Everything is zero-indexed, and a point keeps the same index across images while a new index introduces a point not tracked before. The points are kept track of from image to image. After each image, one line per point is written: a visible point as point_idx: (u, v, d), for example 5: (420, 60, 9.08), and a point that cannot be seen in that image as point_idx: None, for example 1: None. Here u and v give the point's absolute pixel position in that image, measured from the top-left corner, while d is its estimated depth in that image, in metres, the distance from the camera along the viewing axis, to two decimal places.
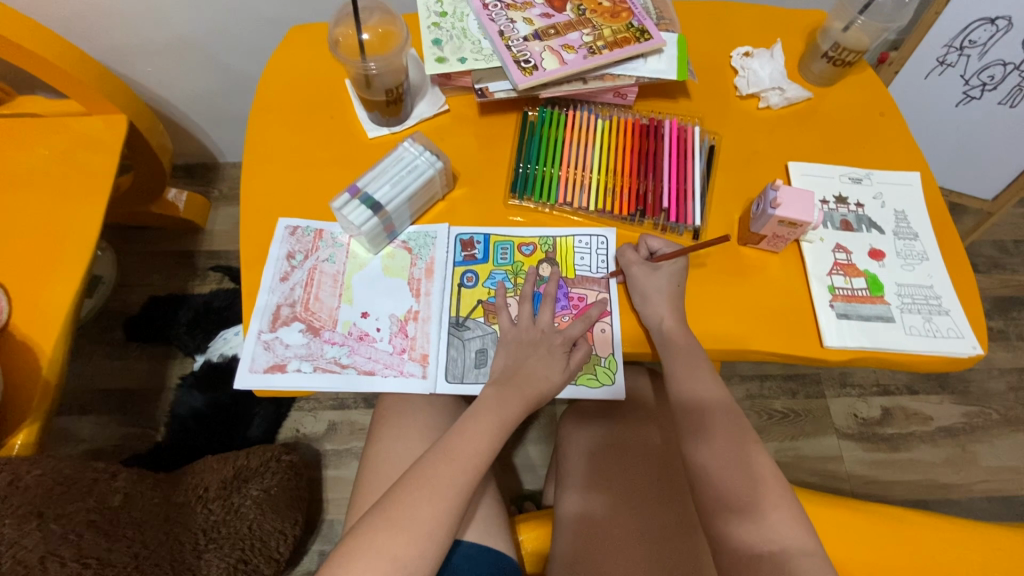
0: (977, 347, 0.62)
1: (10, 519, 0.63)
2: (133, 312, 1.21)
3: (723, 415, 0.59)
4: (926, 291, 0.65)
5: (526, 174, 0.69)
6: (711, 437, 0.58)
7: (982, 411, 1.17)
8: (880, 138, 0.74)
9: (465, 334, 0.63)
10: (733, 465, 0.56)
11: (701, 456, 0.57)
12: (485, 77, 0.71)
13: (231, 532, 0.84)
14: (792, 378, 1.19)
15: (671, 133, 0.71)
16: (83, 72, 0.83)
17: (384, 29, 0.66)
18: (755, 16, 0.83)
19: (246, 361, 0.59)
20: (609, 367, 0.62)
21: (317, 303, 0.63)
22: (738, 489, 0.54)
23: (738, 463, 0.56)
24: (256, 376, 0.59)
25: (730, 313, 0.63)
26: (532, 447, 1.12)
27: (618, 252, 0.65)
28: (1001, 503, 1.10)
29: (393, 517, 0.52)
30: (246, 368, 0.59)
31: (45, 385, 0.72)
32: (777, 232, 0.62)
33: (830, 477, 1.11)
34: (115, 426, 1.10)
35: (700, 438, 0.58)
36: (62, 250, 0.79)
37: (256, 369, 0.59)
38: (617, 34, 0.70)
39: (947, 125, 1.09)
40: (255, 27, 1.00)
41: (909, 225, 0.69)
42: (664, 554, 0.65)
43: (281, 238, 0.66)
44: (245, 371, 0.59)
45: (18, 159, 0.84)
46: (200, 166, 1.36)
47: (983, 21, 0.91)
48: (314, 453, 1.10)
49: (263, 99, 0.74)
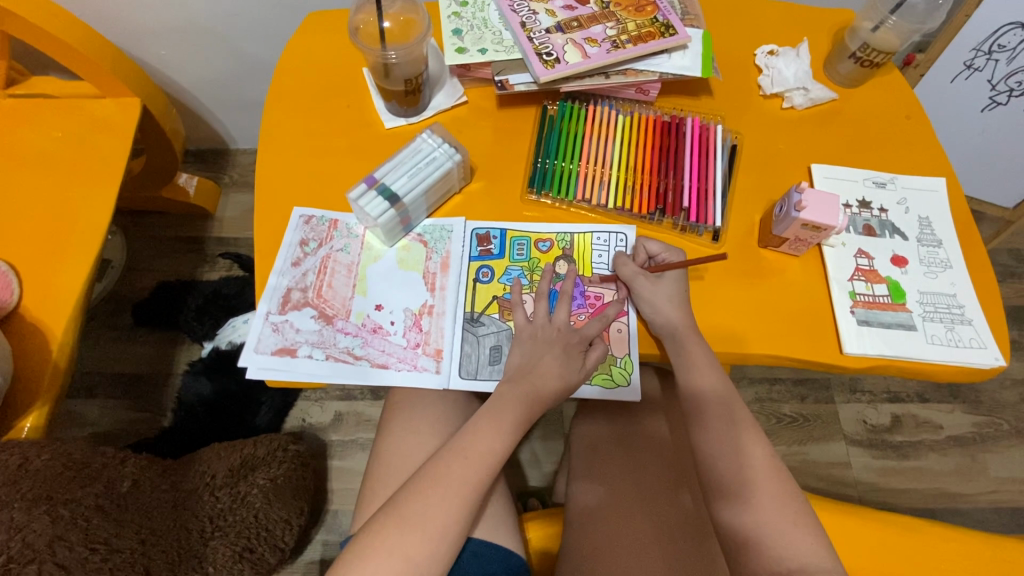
0: (998, 359, 0.61)
1: (18, 504, 0.61)
2: (141, 297, 1.20)
3: (717, 407, 0.59)
4: (949, 300, 0.63)
5: (544, 169, 0.68)
6: (717, 431, 0.58)
7: (993, 421, 1.16)
8: (905, 141, 0.73)
9: (479, 330, 0.62)
10: (740, 461, 0.56)
11: (701, 446, 0.59)
12: (506, 69, 0.69)
13: (237, 520, 0.84)
14: (802, 382, 1.19)
15: (693, 131, 0.70)
16: (99, 54, 0.83)
17: (405, 17, 0.64)
18: (781, 14, 0.81)
19: (254, 341, 0.59)
20: (625, 368, 0.61)
21: (330, 291, 0.62)
22: (744, 485, 0.55)
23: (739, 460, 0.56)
24: (262, 358, 0.58)
25: (748, 315, 0.62)
26: (537, 443, 1.11)
27: (614, 262, 0.63)
28: (1009, 515, 1.09)
29: (406, 514, 0.51)
30: (253, 348, 0.58)
31: (55, 369, 0.72)
32: (800, 235, 0.61)
33: (837, 482, 1.11)
34: (123, 410, 1.10)
35: (709, 433, 0.59)
36: (74, 232, 0.79)
37: (263, 350, 0.58)
38: (641, 28, 0.69)
39: (971, 131, 1.07)
40: (271, 13, 0.99)
41: (933, 232, 0.67)
42: (674, 557, 0.64)
43: (295, 226, 0.65)
44: (253, 352, 0.58)
45: (31, 140, 0.84)
46: (211, 152, 1.36)
47: (1014, 25, 0.90)
48: (320, 443, 1.10)
49: (280, 85, 0.74)
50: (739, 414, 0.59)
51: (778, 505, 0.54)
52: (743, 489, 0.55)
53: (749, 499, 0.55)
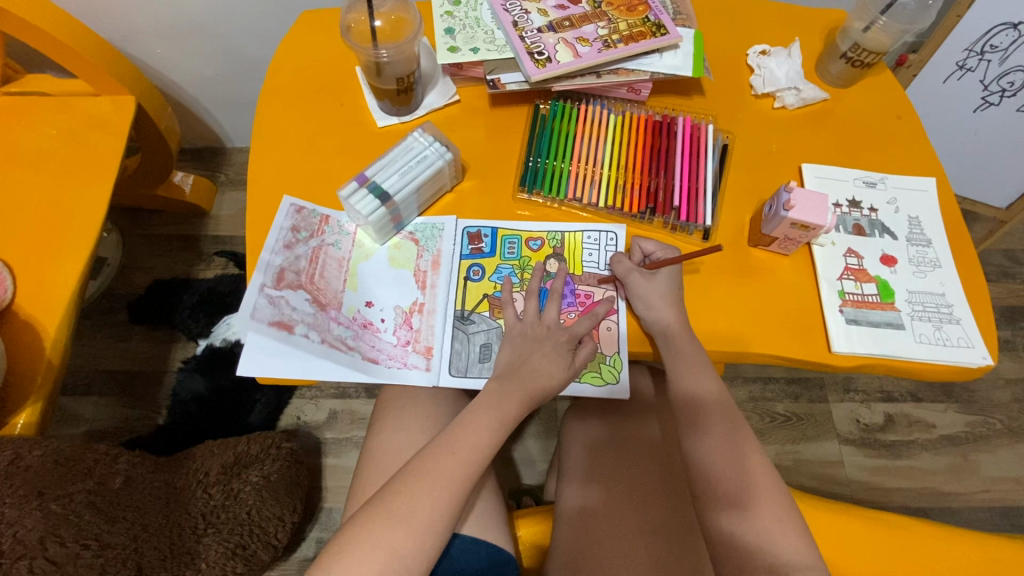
0: (987, 357, 0.61)
1: (10, 499, 0.61)
2: (137, 295, 1.21)
3: (715, 408, 0.60)
4: (938, 299, 0.64)
5: (535, 168, 0.68)
6: (706, 428, 0.59)
7: (985, 421, 1.16)
8: (895, 141, 0.73)
9: (470, 328, 0.62)
10: (728, 457, 0.57)
11: (693, 444, 0.59)
12: (498, 68, 0.70)
13: (231, 517, 0.84)
14: (795, 381, 1.19)
15: (684, 131, 0.70)
16: (94, 53, 0.83)
17: (396, 16, 0.64)
18: (774, 15, 0.81)
19: (248, 309, 0.58)
20: (613, 365, 0.61)
21: (322, 280, 0.62)
22: (730, 481, 0.56)
23: (731, 458, 0.57)
24: (258, 326, 0.57)
25: (737, 314, 0.62)
26: (531, 441, 1.12)
27: (612, 259, 0.63)
28: (1001, 514, 1.10)
29: (394, 509, 0.52)
30: (248, 314, 0.57)
31: (48, 366, 0.72)
32: (789, 234, 0.61)
33: (830, 481, 1.11)
34: (117, 407, 1.10)
35: (697, 430, 0.59)
36: (67, 230, 0.79)
37: (260, 318, 0.57)
38: (633, 28, 0.69)
39: (964, 131, 1.08)
40: (267, 12, 0.99)
41: (922, 231, 0.68)
42: (662, 554, 0.64)
43: (286, 213, 0.65)
44: (248, 318, 0.57)
45: (25, 137, 0.84)
46: (207, 150, 1.36)
47: (1006, 26, 0.90)
48: (314, 441, 1.10)
49: (273, 83, 0.74)
50: (729, 413, 0.60)
51: (762, 501, 0.54)
52: (732, 487, 0.55)
53: (737, 498, 0.55)
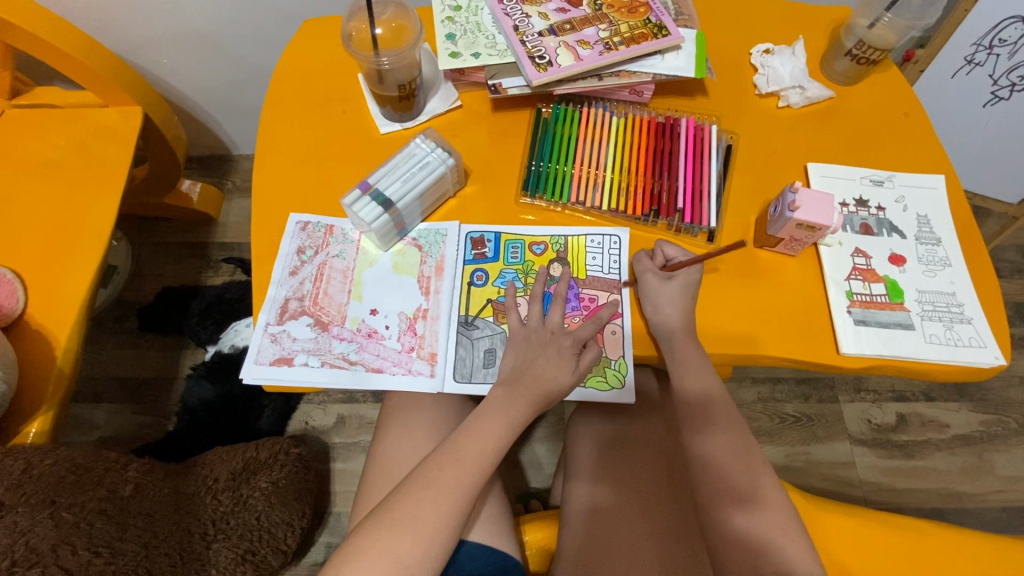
0: (999, 358, 0.60)
1: (22, 508, 0.62)
2: (147, 302, 1.22)
3: (723, 414, 0.59)
4: (948, 299, 0.63)
5: (538, 172, 0.68)
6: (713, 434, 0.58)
7: (1000, 420, 1.15)
8: (901, 139, 0.72)
9: (474, 334, 0.62)
10: (736, 464, 0.56)
11: (703, 453, 0.58)
12: (500, 73, 0.69)
13: (240, 523, 0.86)
14: (805, 381, 1.18)
15: (687, 132, 0.70)
16: (102, 65, 0.84)
17: (397, 22, 0.65)
18: (777, 12, 0.81)
19: (253, 352, 0.59)
20: (619, 370, 0.61)
21: (326, 298, 0.62)
22: (736, 488, 0.55)
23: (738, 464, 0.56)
24: (261, 368, 0.59)
25: (742, 315, 0.62)
26: (539, 445, 1.11)
27: (635, 256, 0.64)
28: (1017, 515, 1.08)
29: (399, 517, 0.52)
30: (253, 359, 0.59)
31: (59, 374, 0.73)
32: (795, 235, 0.61)
33: (841, 482, 1.10)
34: (129, 414, 1.11)
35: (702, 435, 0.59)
36: (77, 239, 0.80)
37: (261, 361, 0.59)
38: (634, 29, 0.68)
39: (974, 126, 1.06)
40: (270, 20, 1.00)
41: (931, 229, 0.67)
42: (671, 559, 0.64)
43: (291, 233, 0.65)
44: (252, 363, 0.59)
45: (34, 149, 0.85)
46: (213, 158, 1.37)
47: (1015, 19, 0.89)
48: (323, 445, 1.11)
49: (276, 92, 0.74)
50: (730, 416, 0.60)
51: (770, 507, 0.54)
52: (739, 493, 0.55)
53: (746, 506, 0.54)
